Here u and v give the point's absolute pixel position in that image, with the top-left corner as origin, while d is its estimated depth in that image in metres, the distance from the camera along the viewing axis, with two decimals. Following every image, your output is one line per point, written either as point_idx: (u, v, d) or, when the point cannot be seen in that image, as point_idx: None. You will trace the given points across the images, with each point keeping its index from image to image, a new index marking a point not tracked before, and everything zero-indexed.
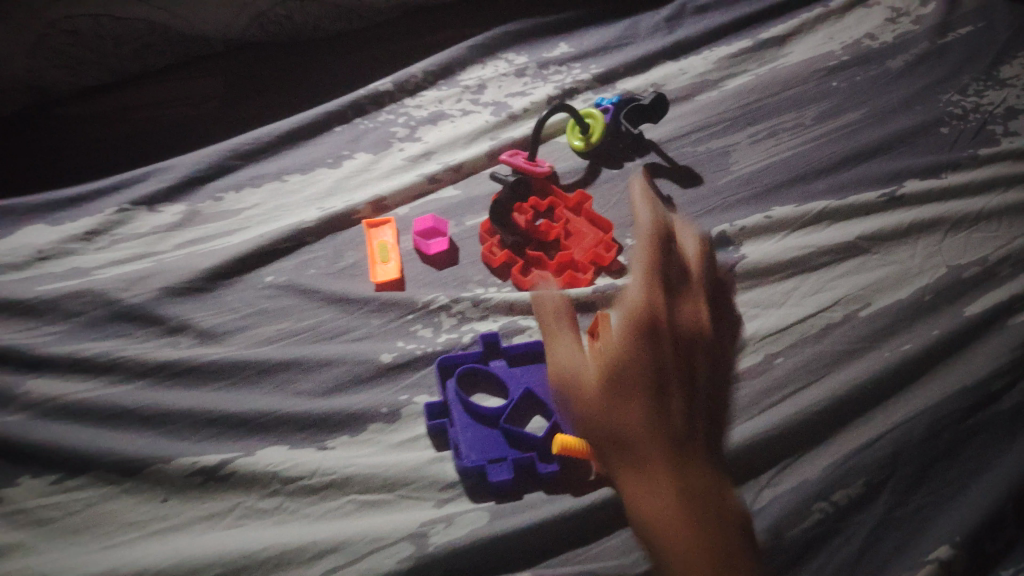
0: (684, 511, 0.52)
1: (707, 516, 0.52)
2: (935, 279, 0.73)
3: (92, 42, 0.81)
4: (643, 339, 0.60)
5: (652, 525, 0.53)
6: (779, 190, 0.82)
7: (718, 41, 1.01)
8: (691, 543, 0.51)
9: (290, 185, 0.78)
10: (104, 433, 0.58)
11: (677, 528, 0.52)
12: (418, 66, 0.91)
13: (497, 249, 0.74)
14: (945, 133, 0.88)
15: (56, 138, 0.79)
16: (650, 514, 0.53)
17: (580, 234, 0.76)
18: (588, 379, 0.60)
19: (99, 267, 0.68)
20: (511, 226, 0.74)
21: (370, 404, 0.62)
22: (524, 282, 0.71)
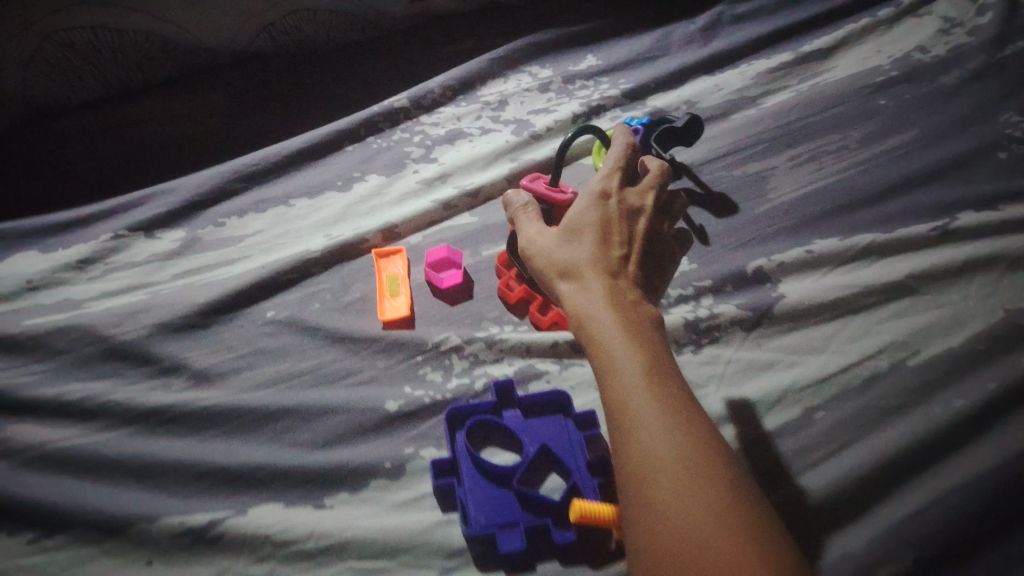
0: (667, 420, 0.42)
1: (693, 429, 0.42)
2: (991, 322, 0.66)
3: (90, 55, 0.78)
4: (620, 240, 0.56)
5: (630, 433, 0.42)
6: (821, 221, 0.76)
7: (756, 53, 0.95)
8: (677, 469, 0.40)
9: (296, 210, 0.74)
10: (87, 485, 0.54)
11: (658, 446, 0.41)
12: (436, 80, 0.86)
13: (514, 283, 0.68)
14: (1004, 158, 0.80)
15: (55, 156, 0.76)
16: (629, 442, 0.42)
17: None
18: (556, 264, 0.55)
19: (91, 299, 0.64)
20: None
21: (373, 458, 0.57)
22: (543, 320, 0.66)
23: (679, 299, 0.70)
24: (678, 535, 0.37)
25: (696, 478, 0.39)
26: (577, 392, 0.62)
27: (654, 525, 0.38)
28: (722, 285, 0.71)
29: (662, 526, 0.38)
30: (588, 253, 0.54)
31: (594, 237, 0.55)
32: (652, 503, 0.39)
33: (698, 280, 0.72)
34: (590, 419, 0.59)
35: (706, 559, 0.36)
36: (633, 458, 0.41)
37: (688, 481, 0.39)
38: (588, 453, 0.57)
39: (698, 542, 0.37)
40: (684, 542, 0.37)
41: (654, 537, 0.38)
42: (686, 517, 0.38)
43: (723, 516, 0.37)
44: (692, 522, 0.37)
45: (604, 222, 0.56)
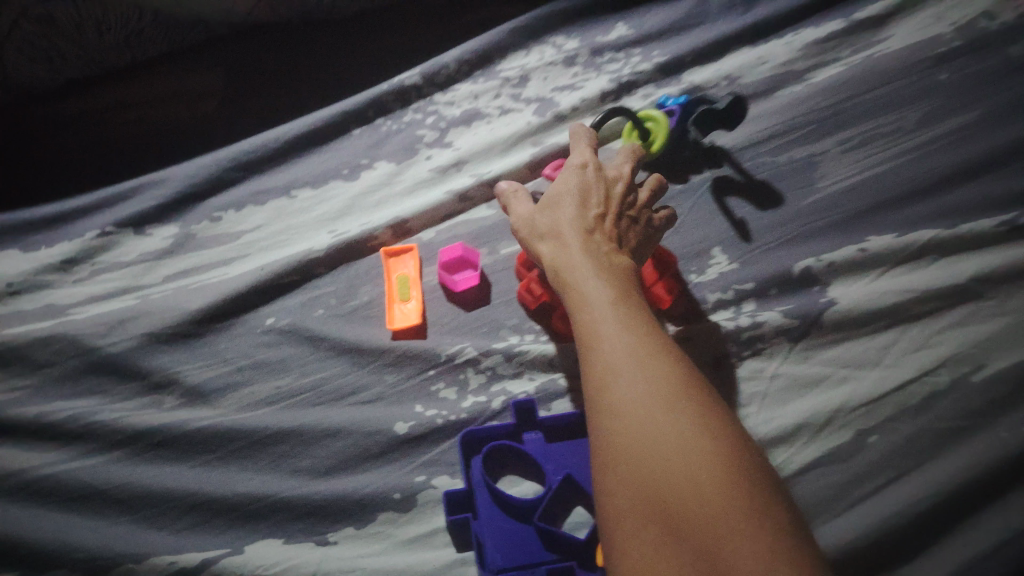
0: (633, 340, 0.43)
1: (658, 345, 0.43)
2: None
3: (71, 34, 0.71)
4: (600, 202, 0.54)
5: (599, 359, 0.43)
6: (876, 213, 0.68)
7: (805, 20, 0.86)
8: (641, 385, 0.40)
9: (299, 202, 0.67)
10: (71, 519, 0.50)
11: (623, 367, 0.41)
12: (452, 54, 0.78)
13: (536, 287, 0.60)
14: None
15: (47, 149, 0.73)
16: (597, 367, 0.43)
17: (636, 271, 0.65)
18: (537, 229, 0.55)
19: (76, 305, 0.60)
20: None
21: (381, 488, 0.52)
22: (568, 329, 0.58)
23: (717, 306, 0.64)
24: (641, 450, 0.38)
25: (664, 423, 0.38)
26: None
27: (619, 442, 0.39)
28: (766, 288, 0.65)
29: (627, 440, 0.39)
30: (568, 212, 0.53)
31: (571, 202, 0.54)
32: (619, 421, 0.40)
33: (739, 282, 0.65)
34: None
35: (665, 469, 0.36)
36: (602, 379, 0.42)
37: (651, 393, 0.40)
38: None
39: (659, 453, 0.37)
40: (647, 454, 0.37)
41: (618, 453, 0.39)
42: (648, 428, 0.38)
43: (686, 426, 0.38)
44: (654, 432, 0.38)
45: (582, 187, 0.55)
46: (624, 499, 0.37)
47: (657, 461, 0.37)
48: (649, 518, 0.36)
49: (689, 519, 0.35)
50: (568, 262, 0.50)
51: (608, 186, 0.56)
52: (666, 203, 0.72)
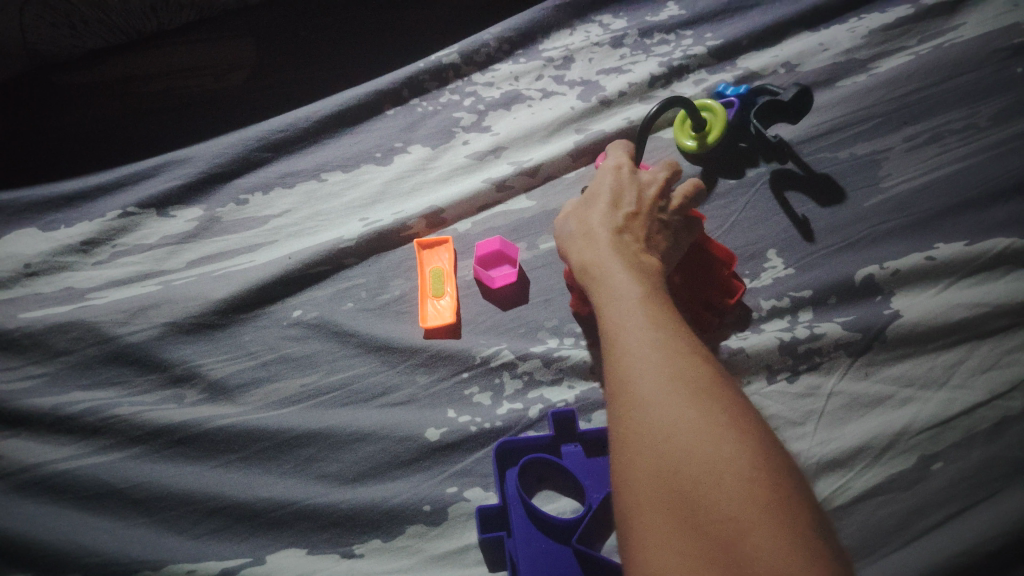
0: (646, 320, 0.40)
1: (672, 325, 0.40)
2: None
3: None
4: (630, 205, 0.52)
5: (612, 339, 0.40)
6: (945, 218, 0.63)
7: (870, 5, 0.80)
8: (651, 360, 0.37)
9: (329, 186, 0.64)
10: (86, 520, 0.47)
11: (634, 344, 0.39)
12: (493, 31, 0.74)
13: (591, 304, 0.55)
14: None
15: (68, 121, 0.69)
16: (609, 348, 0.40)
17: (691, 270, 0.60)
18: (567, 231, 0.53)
19: (96, 289, 0.57)
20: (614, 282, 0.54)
21: (411, 498, 0.49)
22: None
23: (771, 314, 0.60)
24: (648, 427, 0.34)
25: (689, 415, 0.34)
26: None
27: (626, 420, 0.36)
28: (824, 296, 0.60)
29: (636, 417, 0.36)
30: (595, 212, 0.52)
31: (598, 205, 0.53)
32: (627, 398, 0.37)
33: (795, 289, 0.61)
34: None
35: (685, 457, 0.32)
36: (613, 357, 0.39)
37: (661, 370, 0.36)
38: None
39: (678, 441, 0.33)
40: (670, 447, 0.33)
41: (635, 442, 0.35)
42: (667, 415, 0.34)
43: (698, 403, 0.34)
44: (663, 409, 0.35)
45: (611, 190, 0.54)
46: (631, 481, 0.34)
47: (665, 438, 0.34)
48: (653, 495, 0.32)
49: (711, 514, 0.30)
50: (591, 252, 0.48)
51: (642, 188, 0.54)
52: (718, 200, 0.68)
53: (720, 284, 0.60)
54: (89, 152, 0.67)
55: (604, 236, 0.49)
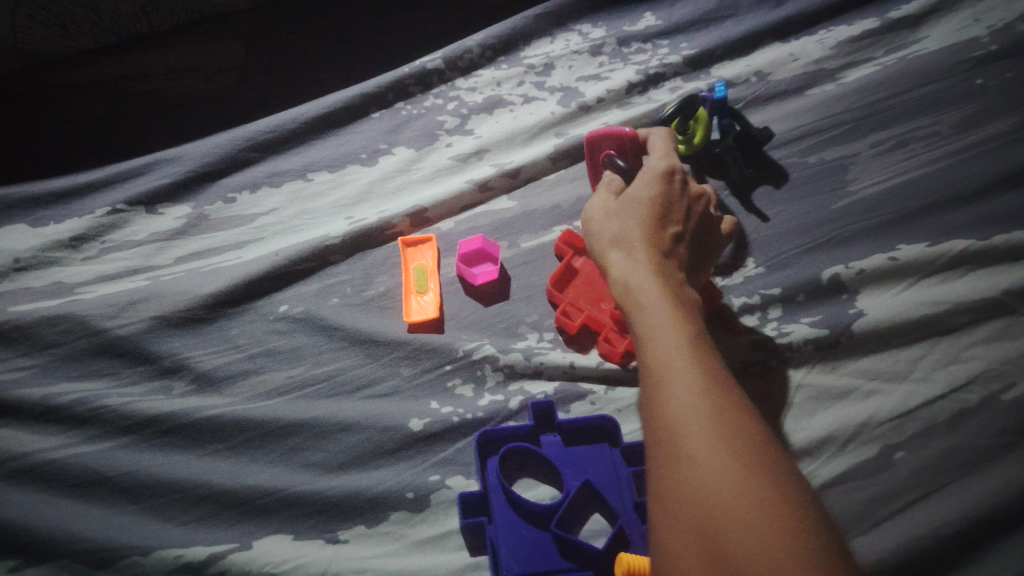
0: (691, 366, 0.39)
1: (718, 377, 0.39)
2: None
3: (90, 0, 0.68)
4: (672, 224, 0.50)
5: (654, 379, 0.39)
6: (909, 220, 0.66)
7: (839, 17, 0.84)
8: (695, 413, 0.36)
9: (316, 186, 0.66)
10: (75, 507, 0.48)
11: (679, 392, 0.38)
12: (476, 38, 0.76)
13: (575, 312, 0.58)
14: None
15: (57, 120, 0.70)
16: (650, 391, 0.39)
17: None
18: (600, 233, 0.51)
19: (85, 284, 0.58)
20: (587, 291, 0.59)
21: (394, 486, 0.51)
22: (615, 353, 0.56)
23: (743, 311, 0.63)
24: (689, 485, 0.34)
25: (739, 483, 0.33)
26: (624, 418, 0.54)
27: (666, 473, 0.36)
28: (793, 295, 0.63)
29: (677, 472, 0.35)
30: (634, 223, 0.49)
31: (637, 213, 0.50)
32: (669, 451, 0.36)
33: (766, 288, 0.64)
34: (639, 451, 0.52)
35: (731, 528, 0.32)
36: (654, 401, 0.39)
37: (707, 426, 0.36)
38: (636, 492, 0.50)
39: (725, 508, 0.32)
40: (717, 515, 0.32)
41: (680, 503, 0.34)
42: (715, 478, 0.34)
43: (744, 467, 0.34)
44: (705, 469, 0.34)
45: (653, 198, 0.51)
46: (667, 539, 0.34)
47: (708, 500, 0.33)
48: (689, 558, 0.32)
49: None
50: (634, 271, 0.46)
51: (688, 203, 0.52)
52: None
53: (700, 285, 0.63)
54: (79, 150, 0.68)
55: (648, 256, 0.47)
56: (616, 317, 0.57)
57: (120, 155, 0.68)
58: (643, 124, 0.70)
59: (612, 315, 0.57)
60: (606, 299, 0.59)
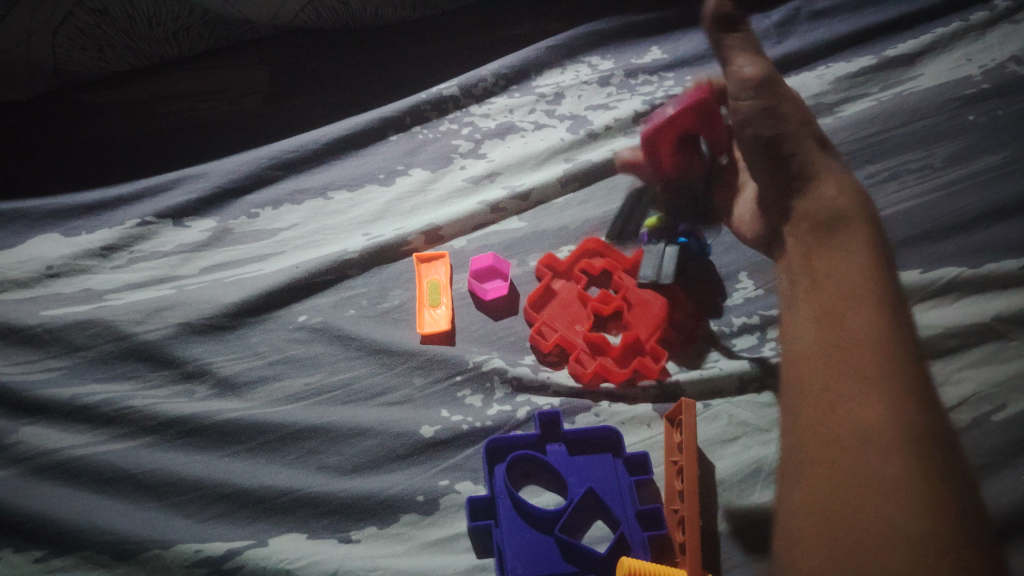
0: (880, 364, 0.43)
1: (906, 360, 0.43)
2: None
3: (122, 22, 0.72)
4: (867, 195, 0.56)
5: (848, 359, 0.44)
6: (903, 248, 0.69)
7: (835, 55, 0.88)
8: (875, 409, 0.41)
9: (334, 204, 0.69)
10: (101, 502, 0.50)
11: (863, 384, 0.42)
12: (490, 67, 0.79)
13: (548, 330, 0.62)
14: None
15: (89, 135, 0.73)
16: (835, 372, 0.44)
17: (643, 306, 0.63)
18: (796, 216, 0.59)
19: (114, 291, 0.61)
20: (563, 318, 0.63)
21: (406, 489, 0.53)
22: (584, 373, 0.59)
23: (742, 331, 0.61)
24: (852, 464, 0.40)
25: (901, 473, 0.38)
26: (626, 430, 0.57)
27: (828, 449, 0.42)
28: None
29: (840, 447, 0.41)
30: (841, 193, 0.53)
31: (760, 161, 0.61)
32: (844, 412, 0.42)
33: (767, 308, 0.62)
34: (640, 462, 0.54)
35: (880, 518, 0.37)
36: (841, 363, 0.44)
37: (886, 402, 0.41)
38: (637, 501, 0.53)
39: (879, 491, 0.38)
40: (868, 500, 0.38)
41: (841, 479, 0.40)
42: (878, 466, 0.39)
43: (910, 456, 0.38)
44: (870, 458, 0.39)
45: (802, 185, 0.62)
46: (818, 497, 0.40)
47: (870, 478, 0.38)
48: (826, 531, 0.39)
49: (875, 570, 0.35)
50: (848, 241, 0.50)
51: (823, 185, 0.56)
52: None
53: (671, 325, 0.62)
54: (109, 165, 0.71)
55: (867, 209, 0.51)
56: (589, 339, 0.61)
57: (149, 170, 0.71)
58: None
59: (584, 337, 0.61)
60: (579, 323, 0.63)
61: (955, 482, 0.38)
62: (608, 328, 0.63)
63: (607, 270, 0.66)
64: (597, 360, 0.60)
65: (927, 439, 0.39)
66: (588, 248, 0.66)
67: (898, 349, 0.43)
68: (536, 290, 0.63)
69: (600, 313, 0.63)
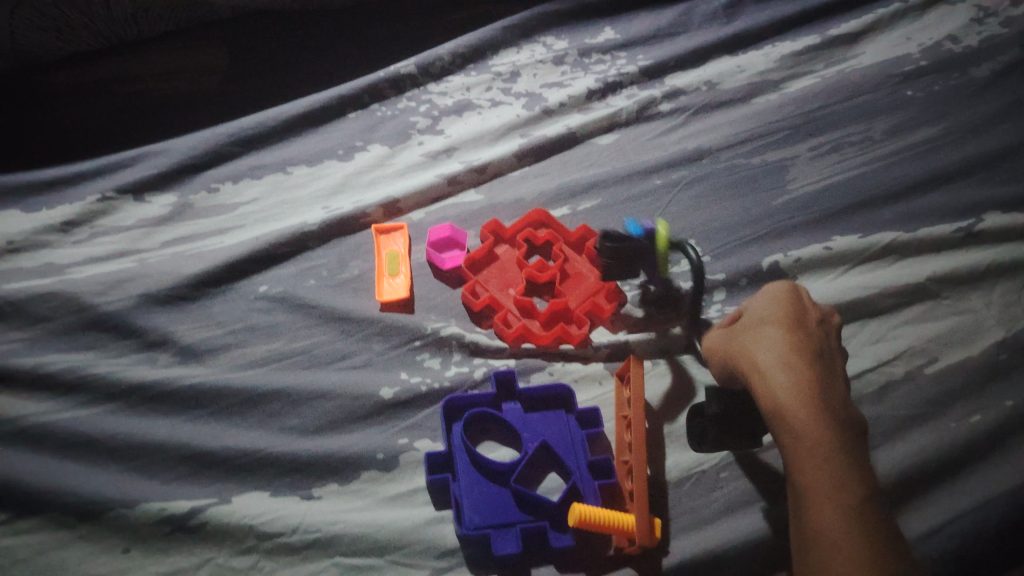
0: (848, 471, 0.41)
1: (849, 498, 0.40)
2: (1003, 339, 0.63)
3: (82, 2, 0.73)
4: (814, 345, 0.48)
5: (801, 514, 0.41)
6: (843, 216, 0.73)
7: (781, 34, 0.91)
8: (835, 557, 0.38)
9: (294, 178, 0.70)
10: (64, 465, 0.51)
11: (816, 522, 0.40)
12: (447, 46, 0.81)
13: (480, 291, 0.64)
14: (1013, 168, 0.76)
15: (47, 117, 0.73)
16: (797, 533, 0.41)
17: (578, 279, 0.66)
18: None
19: (75, 265, 0.61)
20: (496, 281, 0.65)
21: (366, 447, 0.54)
22: (508, 332, 0.61)
23: None
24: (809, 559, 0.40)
25: None
26: (579, 388, 0.60)
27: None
28: (737, 280, 0.68)
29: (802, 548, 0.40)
30: (785, 369, 0.46)
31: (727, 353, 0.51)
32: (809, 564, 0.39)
33: (712, 273, 0.68)
34: (592, 417, 0.57)
35: None
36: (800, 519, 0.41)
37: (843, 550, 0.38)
38: (589, 454, 0.55)
39: None
40: None
41: None
42: None
43: None
44: None
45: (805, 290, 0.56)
46: None
47: None
48: None
49: None
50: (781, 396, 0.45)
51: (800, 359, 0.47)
52: (653, 178, 0.74)
53: (602, 292, 0.64)
54: (69, 145, 0.72)
55: (785, 353, 0.47)
56: (518, 302, 0.63)
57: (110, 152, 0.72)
58: (599, 127, 0.77)
59: (515, 301, 0.63)
60: (512, 287, 0.65)
61: None
62: (540, 294, 0.66)
63: (551, 242, 0.68)
64: (522, 322, 0.62)
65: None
66: (532, 219, 0.68)
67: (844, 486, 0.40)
68: (473, 253, 0.65)
69: (535, 281, 0.65)
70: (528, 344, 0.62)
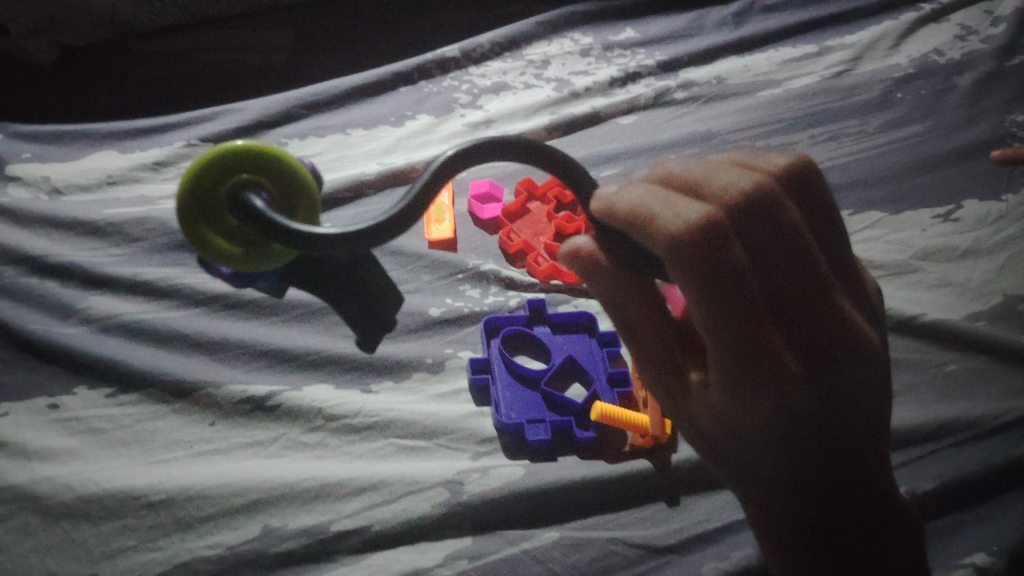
0: (770, 520, 0.44)
1: (727, 450, 0.43)
2: (983, 304, 0.71)
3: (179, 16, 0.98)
4: (715, 334, 0.37)
5: (725, 470, 0.45)
6: (836, 192, 0.82)
7: (783, 40, 1.02)
8: (742, 489, 0.45)
9: (353, 138, 0.80)
10: (158, 353, 0.60)
11: (731, 475, 0.45)
12: (487, 37, 0.92)
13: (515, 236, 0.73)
14: (992, 159, 0.85)
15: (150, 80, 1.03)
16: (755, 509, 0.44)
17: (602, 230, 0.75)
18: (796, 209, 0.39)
19: (164, 198, 0.71)
20: (530, 229, 0.75)
21: (417, 354, 0.63)
22: (538, 270, 0.70)
23: None
24: (772, 533, 0.44)
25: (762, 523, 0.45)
26: (602, 318, 0.68)
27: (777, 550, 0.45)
28: None
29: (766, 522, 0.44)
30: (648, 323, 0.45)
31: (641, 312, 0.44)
32: (748, 504, 0.45)
33: None
34: (612, 339, 0.66)
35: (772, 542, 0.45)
36: (728, 473, 0.45)
37: (746, 484, 0.44)
38: (608, 367, 0.64)
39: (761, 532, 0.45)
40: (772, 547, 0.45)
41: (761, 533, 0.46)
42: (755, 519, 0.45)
43: (755, 509, 0.44)
44: (757, 520, 0.45)
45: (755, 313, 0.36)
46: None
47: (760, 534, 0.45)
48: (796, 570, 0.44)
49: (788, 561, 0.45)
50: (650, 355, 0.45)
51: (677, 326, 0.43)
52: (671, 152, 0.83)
53: None
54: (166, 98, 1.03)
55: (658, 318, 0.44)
56: (548, 246, 0.72)
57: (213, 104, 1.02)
58: (621, 110, 0.87)
59: (545, 245, 0.72)
60: (543, 235, 0.74)
61: (780, 510, 0.43)
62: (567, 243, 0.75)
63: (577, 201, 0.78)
64: (551, 262, 0.71)
65: (763, 495, 0.43)
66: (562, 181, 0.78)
67: (725, 447, 0.43)
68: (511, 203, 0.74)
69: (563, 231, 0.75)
70: (556, 282, 0.70)
